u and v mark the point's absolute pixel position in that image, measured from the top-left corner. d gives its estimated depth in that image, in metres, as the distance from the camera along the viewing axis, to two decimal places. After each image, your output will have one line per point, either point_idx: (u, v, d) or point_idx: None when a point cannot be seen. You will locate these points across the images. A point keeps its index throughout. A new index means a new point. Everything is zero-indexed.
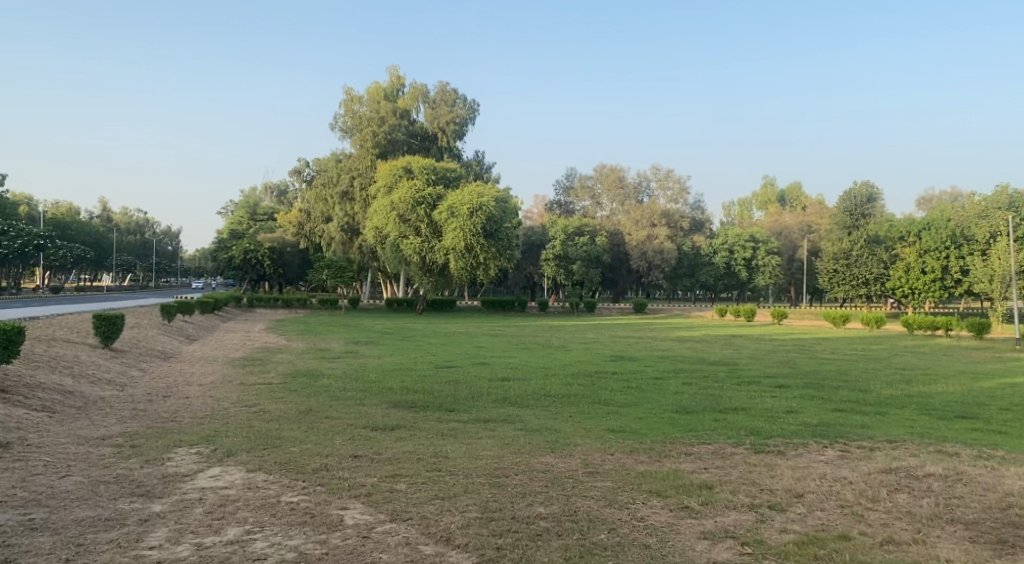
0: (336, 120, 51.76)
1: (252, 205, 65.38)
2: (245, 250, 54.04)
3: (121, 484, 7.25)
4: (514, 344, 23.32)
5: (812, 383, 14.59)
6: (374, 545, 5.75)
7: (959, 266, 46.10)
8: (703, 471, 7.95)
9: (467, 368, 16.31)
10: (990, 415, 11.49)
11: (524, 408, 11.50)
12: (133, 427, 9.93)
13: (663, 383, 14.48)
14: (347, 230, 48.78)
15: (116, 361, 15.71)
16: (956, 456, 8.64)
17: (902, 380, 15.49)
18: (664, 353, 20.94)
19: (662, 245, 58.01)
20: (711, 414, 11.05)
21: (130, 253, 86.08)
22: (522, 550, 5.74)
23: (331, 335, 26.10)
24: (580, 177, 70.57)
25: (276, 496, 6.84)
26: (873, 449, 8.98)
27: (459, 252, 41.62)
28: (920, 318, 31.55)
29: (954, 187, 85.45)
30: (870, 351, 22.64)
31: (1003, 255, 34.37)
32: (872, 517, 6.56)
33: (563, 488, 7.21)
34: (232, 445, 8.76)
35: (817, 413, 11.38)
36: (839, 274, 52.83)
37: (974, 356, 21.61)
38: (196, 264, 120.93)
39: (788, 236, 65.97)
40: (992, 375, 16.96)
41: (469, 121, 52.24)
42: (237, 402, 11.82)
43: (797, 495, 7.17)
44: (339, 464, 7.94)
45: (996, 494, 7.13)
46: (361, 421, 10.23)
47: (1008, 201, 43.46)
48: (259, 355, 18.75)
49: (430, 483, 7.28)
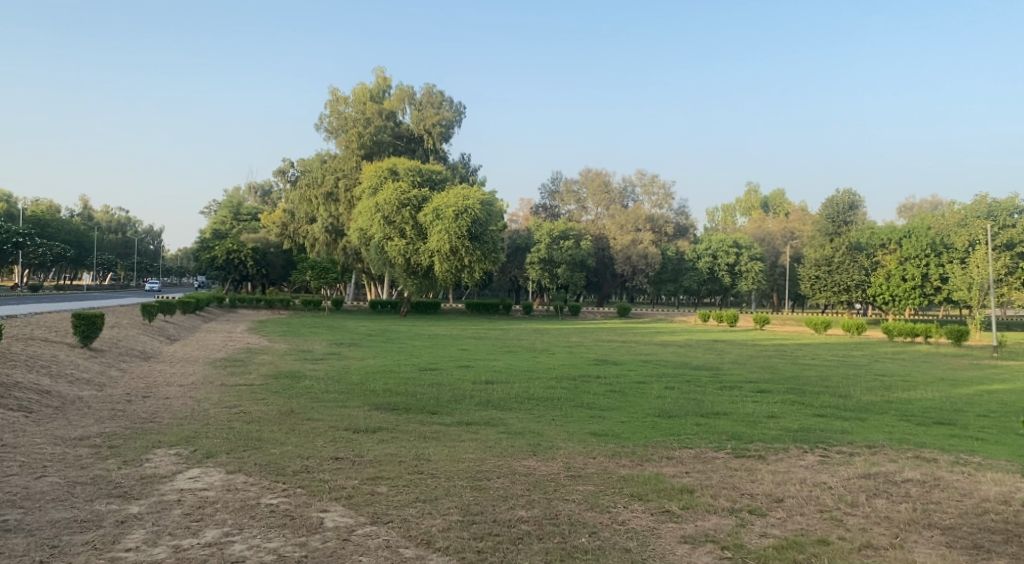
0: (321, 121, 51.48)
1: (236, 205, 65.38)
2: (228, 250, 52.95)
3: (98, 486, 7.13)
4: (501, 348, 23.15)
5: (793, 389, 14.73)
6: (353, 548, 5.72)
7: (939, 274, 46.50)
8: (683, 475, 7.96)
9: (452, 371, 16.30)
10: (967, 421, 11.63)
11: (507, 410, 11.55)
12: (111, 428, 9.82)
13: (646, 387, 14.53)
14: (332, 231, 48.84)
15: (94, 361, 15.51)
16: (934, 462, 8.75)
17: (881, 386, 15.69)
18: (646, 357, 21.17)
19: (646, 250, 58.22)
20: (692, 419, 11.14)
21: (111, 251, 85.15)
22: (503, 554, 5.74)
23: (315, 336, 26.12)
24: (566, 180, 70.84)
25: (255, 499, 6.78)
26: (853, 454, 9.07)
27: (444, 254, 41.55)
28: (901, 324, 31.83)
29: (934, 196, 86.82)
30: (852, 357, 22.95)
31: (982, 262, 34.95)
32: (851, 522, 6.62)
33: (545, 492, 7.20)
34: (212, 445, 8.72)
35: (797, 418, 11.48)
36: (820, 281, 53.18)
37: (955, 363, 21.97)
38: (179, 264, 120.00)
39: (770, 243, 66.61)
40: (967, 381, 17.25)
41: (456, 123, 52.39)
42: (218, 403, 11.69)
43: (777, 500, 7.20)
44: (320, 466, 7.89)
45: (973, 500, 7.22)
46: (343, 423, 10.19)
47: (986, 209, 44.31)
48: (242, 357, 18.66)
49: (412, 487, 7.22)
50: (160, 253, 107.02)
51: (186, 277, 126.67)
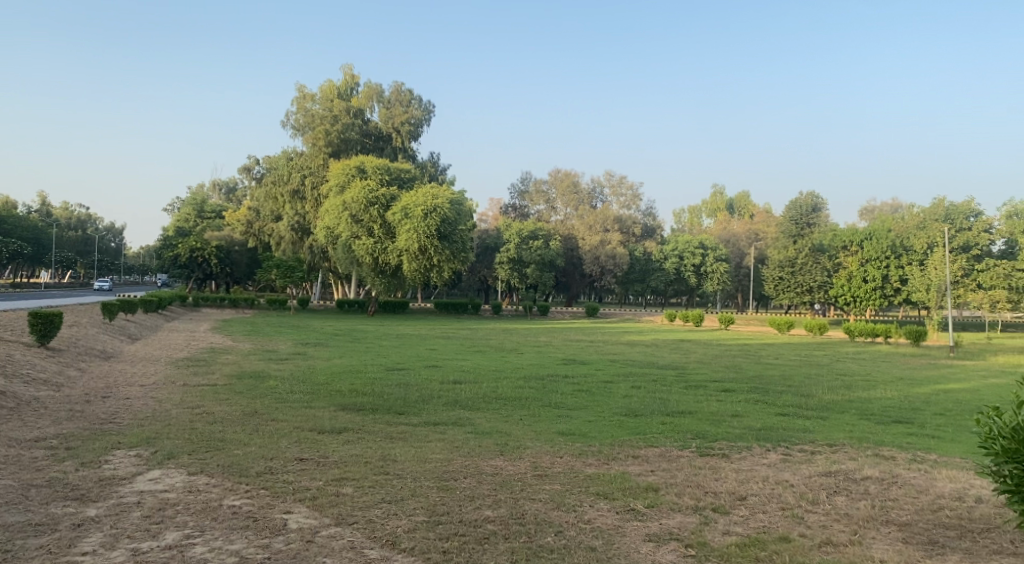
0: (288, 118, 50.85)
1: (200, 202, 64.23)
2: (191, 248, 52.01)
3: (54, 487, 6.97)
4: (470, 348, 23.06)
5: (756, 388, 14.94)
6: (317, 550, 5.66)
7: (899, 275, 47.37)
8: (649, 473, 8.03)
9: (420, 371, 16.24)
10: (924, 420, 11.88)
11: (475, 410, 11.53)
12: (68, 429, 9.56)
13: (613, 387, 14.57)
14: (298, 229, 48.29)
15: (51, 360, 15.13)
16: (892, 460, 8.94)
17: (842, 385, 16.03)
18: (613, 356, 21.31)
19: (614, 250, 58.53)
20: (658, 417, 11.24)
21: (70, 249, 83.15)
22: (468, 554, 5.73)
23: (280, 336, 25.79)
24: (535, 180, 71.04)
25: (218, 500, 6.68)
26: (815, 453, 9.22)
27: (413, 253, 41.36)
28: (862, 324, 32.49)
29: (895, 199, 88.85)
30: (814, 357, 23.39)
31: (939, 264, 36.01)
32: (811, 520, 6.74)
33: (511, 491, 7.21)
34: (173, 447, 8.55)
35: (761, 417, 11.64)
36: (784, 282, 53.99)
37: (913, 363, 22.50)
38: (141, 262, 117.70)
39: (736, 244, 67.52)
40: (925, 380, 17.72)
41: (425, 123, 52.24)
42: (180, 403, 11.51)
43: (739, 498, 7.31)
44: (283, 467, 7.79)
45: (929, 497, 7.40)
46: (308, 424, 10.07)
47: (943, 212, 45.57)
48: (204, 356, 18.39)
49: (378, 487, 7.18)
50: (122, 251, 104.87)
51: (148, 274, 124.41)
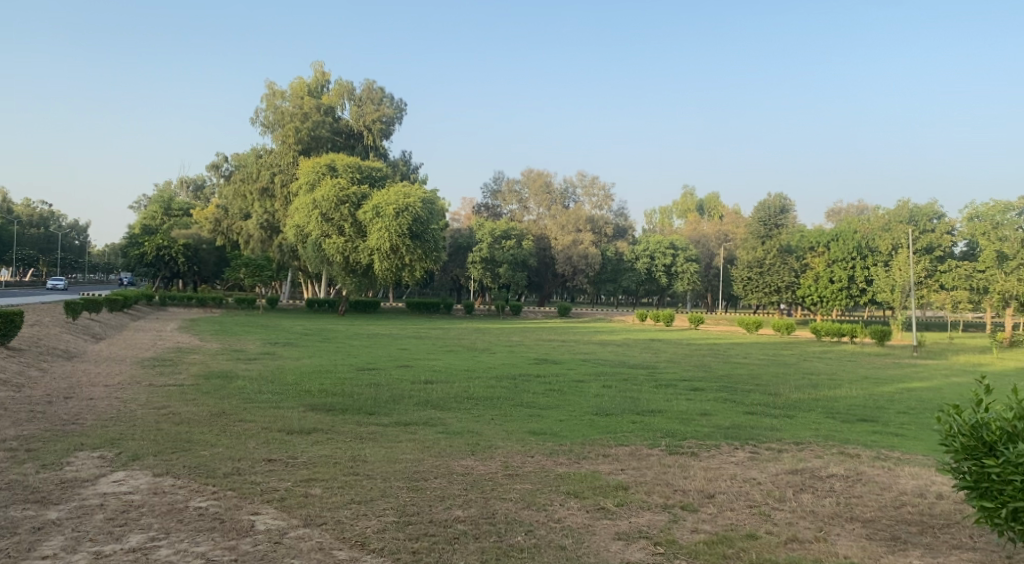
0: (257, 115, 50.20)
1: (167, 200, 63.12)
2: (157, 246, 51.13)
3: (14, 490, 6.81)
4: (441, 348, 22.99)
5: (725, 387, 15.10)
6: (285, 552, 5.60)
7: (864, 275, 48.40)
8: (620, 472, 8.09)
9: (391, 371, 16.16)
10: (888, 418, 12.11)
11: (445, 410, 11.49)
12: (29, 431, 9.33)
13: (584, 386, 14.61)
14: (267, 228, 47.74)
15: (12, 360, 14.77)
16: (856, 457, 9.10)
17: (808, 384, 16.25)
18: (585, 355, 21.38)
19: (586, 250, 58.83)
20: (628, 416, 11.30)
21: (32, 247, 81.21)
22: (438, 554, 5.71)
23: (248, 336, 25.43)
24: (507, 180, 71.06)
25: (184, 502, 6.57)
26: (782, 451, 9.35)
27: (384, 252, 41.12)
28: (829, 324, 32.99)
29: (861, 201, 90.38)
30: (782, 357, 23.70)
31: (903, 265, 36.81)
32: (778, 517, 6.83)
33: (482, 491, 7.21)
34: (138, 448, 8.40)
35: (730, 415, 11.77)
36: (753, 282, 54.54)
37: (877, 362, 22.94)
38: (106, 260, 115.53)
39: (705, 244, 68.21)
40: (888, 379, 18.05)
41: (397, 121, 51.98)
42: (146, 403, 11.34)
43: (708, 496, 7.39)
44: (251, 468, 7.71)
45: (891, 494, 7.54)
46: (277, 425, 9.96)
47: (908, 214, 46.55)
48: (170, 356, 18.08)
49: (348, 488, 7.13)
50: (86, 249, 102.86)
51: (113, 272, 122.17)
